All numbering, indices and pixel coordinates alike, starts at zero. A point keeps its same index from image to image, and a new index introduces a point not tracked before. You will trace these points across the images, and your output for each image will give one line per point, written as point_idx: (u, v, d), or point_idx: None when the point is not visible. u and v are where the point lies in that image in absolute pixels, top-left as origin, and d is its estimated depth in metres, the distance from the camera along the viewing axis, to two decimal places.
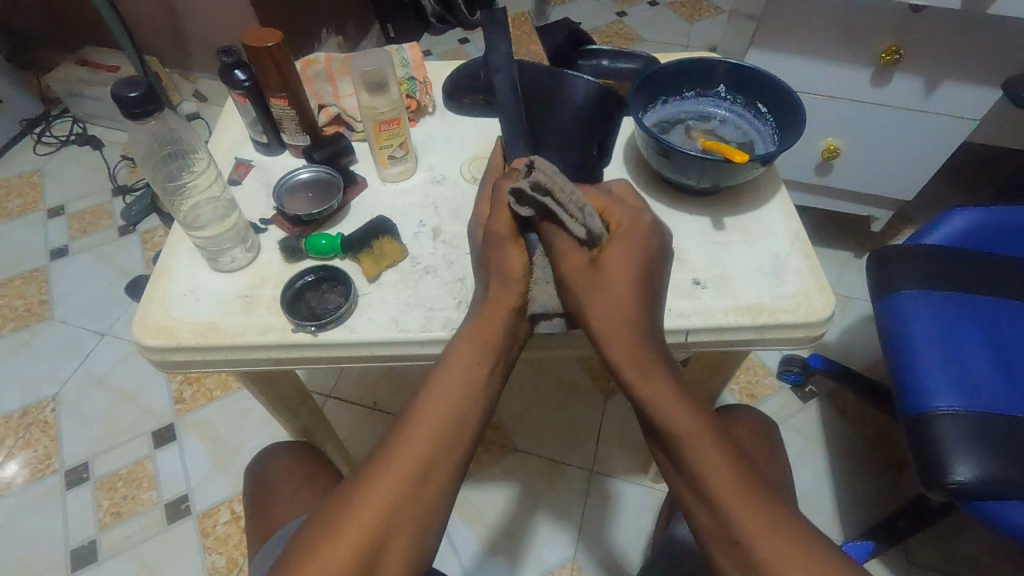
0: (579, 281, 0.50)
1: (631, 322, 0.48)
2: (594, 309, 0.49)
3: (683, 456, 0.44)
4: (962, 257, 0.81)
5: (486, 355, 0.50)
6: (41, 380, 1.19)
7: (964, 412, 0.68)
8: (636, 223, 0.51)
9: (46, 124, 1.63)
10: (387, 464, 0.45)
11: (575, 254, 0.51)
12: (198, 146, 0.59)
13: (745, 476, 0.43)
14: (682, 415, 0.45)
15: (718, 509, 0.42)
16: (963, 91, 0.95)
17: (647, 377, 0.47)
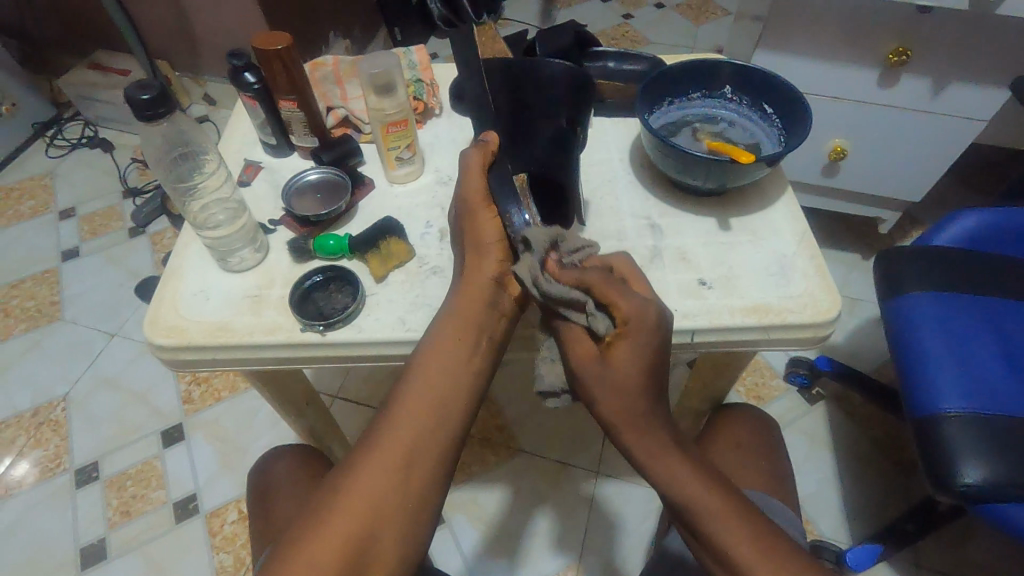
0: (586, 370, 0.48)
1: (640, 411, 0.47)
2: (604, 402, 0.47)
3: (707, 534, 0.44)
4: (971, 258, 0.80)
5: (465, 334, 0.51)
6: (52, 380, 1.21)
7: (973, 413, 0.68)
8: (646, 315, 0.47)
9: (58, 127, 1.65)
10: (373, 453, 0.45)
11: (581, 345, 0.49)
12: (208, 147, 0.59)
13: (776, 553, 0.43)
14: (703, 499, 0.44)
15: (733, 565, 0.43)
16: (971, 92, 0.95)
17: (660, 458, 0.46)
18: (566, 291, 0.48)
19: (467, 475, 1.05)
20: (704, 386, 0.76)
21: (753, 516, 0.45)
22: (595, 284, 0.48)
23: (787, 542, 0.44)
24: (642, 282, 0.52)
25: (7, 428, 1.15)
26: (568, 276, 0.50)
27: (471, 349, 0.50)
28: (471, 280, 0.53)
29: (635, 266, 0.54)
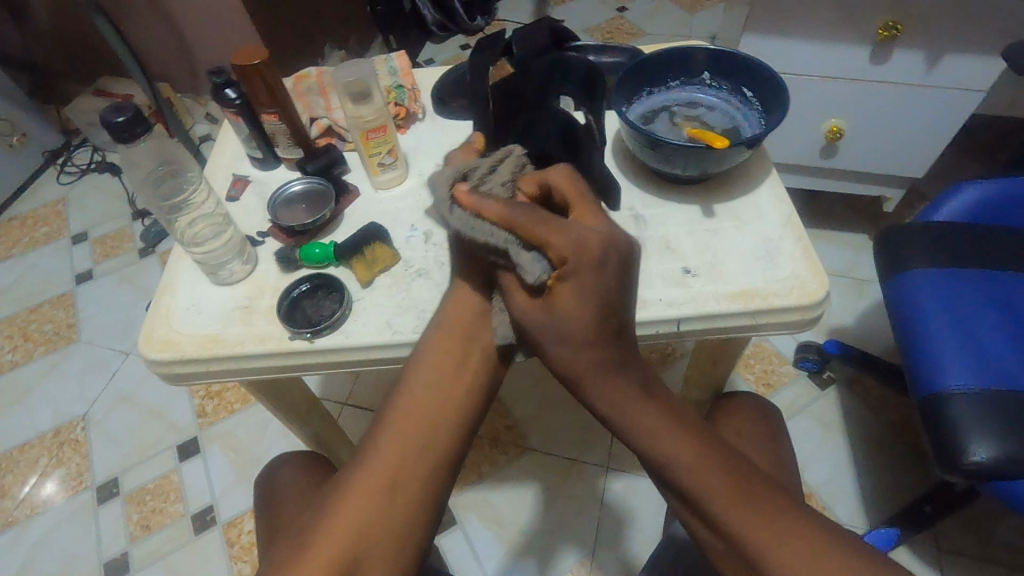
0: (537, 326, 0.48)
1: (593, 360, 0.46)
2: (559, 358, 0.48)
3: (678, 482, 0.43)
4: (972, 233, 0.78)
5: (453, 351, 0.53)
6: (71, 401, 1.24)
7: (979, 389, 0.67)
8: (584, 248, 0.45)
9: (68, 154, 1.70)
10: (364, 474, 0.46)
11: (524, 291, 0.49)
12: (192, 165, 0.61)
13: (753, 502, 0.41)
14: (672, 445, 0.44)
15: (710, 517, 0.42)
16: (964, 63, 0.93)
17: (630, 411, 0.46)
18: (483, 234, 0.49)
19: (477, 476, 1.05)
20: (704, 374, 0.76)
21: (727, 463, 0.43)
22: (521, 224, 0.47)
23: (781, 501, 0.42)
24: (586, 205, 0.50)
25: (30, 449, 1.18)
26: (485, 207, 0.49)
27: (460, 365, 0.52)
28: (461, 302, 0.55)
29: (576, 179, 0.52)
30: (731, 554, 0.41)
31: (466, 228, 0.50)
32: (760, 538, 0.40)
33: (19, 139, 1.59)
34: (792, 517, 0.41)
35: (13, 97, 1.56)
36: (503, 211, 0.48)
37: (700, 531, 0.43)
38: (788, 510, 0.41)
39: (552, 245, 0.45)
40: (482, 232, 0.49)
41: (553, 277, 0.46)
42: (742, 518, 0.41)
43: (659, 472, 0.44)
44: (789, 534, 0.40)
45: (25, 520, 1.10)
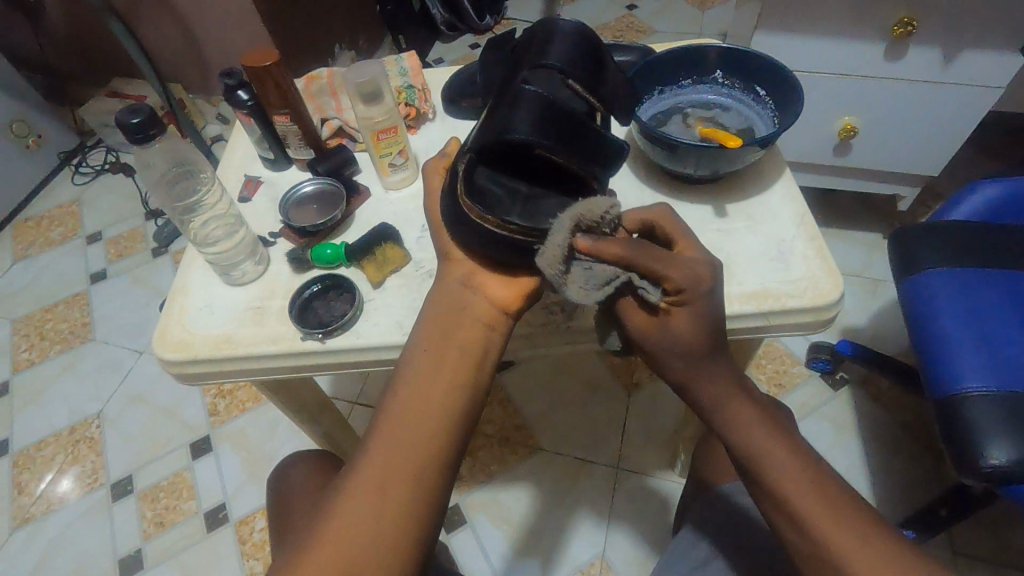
0: (648, 337, 0.49)
1: (704, 367, 0.48)
2: (671, 364, 0.48)
3: (763, 475, 0.45)
4: (990, 232, 0.77)
5: (434, 343, 0.51)
6: (86, 399, 1.25)
7: (998, 391, 0.65)
8: (699, 279, 0.46)
9: (82, 155, 1.72)
10: (352, 477, 0.45)
11: (638, 312, 0.49)
12: (203, 166, 0.61)
13: (833, 500, 0.43)
14: (762, 441, 0.46)
15: (791, 512, 0.44)
16: (983, 60, 0.91)
17: (728, 408, 0.48)
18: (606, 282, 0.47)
19: (487, 476, 1.05)
20: None
21: (819, 471, 0.45)
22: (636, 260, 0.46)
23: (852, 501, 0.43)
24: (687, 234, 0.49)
25: (46, 446, 1.20)
26: (605, 249, 0.47)
27: (442, 356, 0.50)
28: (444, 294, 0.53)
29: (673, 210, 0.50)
30: (812, 553, 0.43)
31: (582, 279, 0.48)
32: (840, 540, 0.41)
33: (34, 140, 1.61)
34: (866, 522, 0.42)
35: (29, 99, 1.57)
36: (621, 250, 0.46)
37: (784, 531, 0.44)
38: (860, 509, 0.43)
39: (671, 278, 0.45)
40: (600, 278, 0.47)
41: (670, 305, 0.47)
42: (827, 523, 0.42)
43: (752, 471, 0.46)
44: (862, 536, 0.41)
45: (42, 517, 1.12)
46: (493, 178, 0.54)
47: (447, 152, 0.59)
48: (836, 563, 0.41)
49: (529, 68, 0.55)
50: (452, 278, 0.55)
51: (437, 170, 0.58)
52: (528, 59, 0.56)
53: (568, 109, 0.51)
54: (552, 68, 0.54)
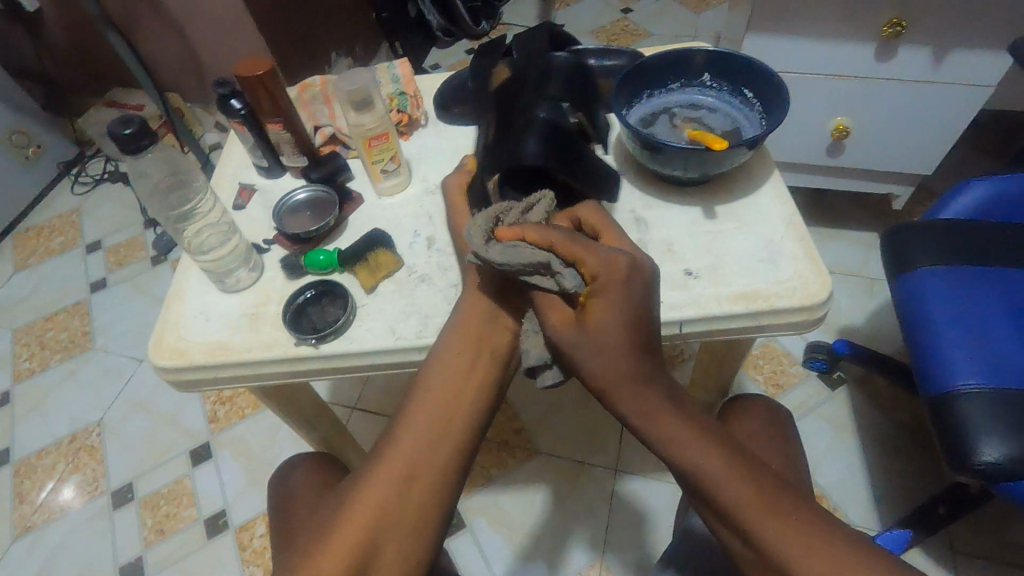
0: (569, 342, 0.47)
1: (628, 373, 0.45)
2: (592, 370, 0.46)
3: (701, 488, 0.43)
4: (980, 230, 0.78)
5: (467, 348, 0.53)
6: (86, 407, 1.26)
7: (989, 388, 0.66)
8: (616, 264, 0.47)
9: (82, 165, 1.73)
10: (378, 467, 0.47)
11: (557, 308, 0.49)
12: (195, 176, 0.62)
13: (773, 505, 0.41)
14: (697, 450, 0.43)
15: (736, 523, 0.42)
16: (972, 58, 0.92)
17: (654, 418, 0.45)
18: (524, 258, 0.49)
19: (486, 479, 1.05)
20: (711, 375, 0.76)
21: (760, 478, 0.43)
22: (559, 243, 0.49)
23: (796, 503, 0.42)
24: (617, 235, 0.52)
25: (47, 455, 1.20)
26: (528, 233, 0.50)
27: (472, 361, 0.52)
28: (474, 300, 0.56)
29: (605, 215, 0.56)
30: (762, 565, 0.41)
31: (502, 256, 0.50)
32: (794, 547, 0.39)
33: (34, 151, 1.62)
34: (813, 527, 0.40)
35: (28, 110, 1.59)
36: (543, 234, 0.50)
37: (735, 545, 0.42)
38: (805, 511, 0.41)
39: (588, 261, 0.47)
40: (523, 254, 0.49)
41: (586, 295, 0.47)
42: (777, 531, 0.40)
43: (692, 483, 0.44)
44: (812, 541, 0.39)
45: (43, 525, 1.12)
46: (514, 194, 0.59)
47: (467, 169, 0.62)
48: (790, 574, 0.39)
49: (535, 97, 0.60)
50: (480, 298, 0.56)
51: (460, 189, 0.61)
52: (528, 85, 0.61)
53: (578, 144, 0.60)
54: (556, 98, 0.61)
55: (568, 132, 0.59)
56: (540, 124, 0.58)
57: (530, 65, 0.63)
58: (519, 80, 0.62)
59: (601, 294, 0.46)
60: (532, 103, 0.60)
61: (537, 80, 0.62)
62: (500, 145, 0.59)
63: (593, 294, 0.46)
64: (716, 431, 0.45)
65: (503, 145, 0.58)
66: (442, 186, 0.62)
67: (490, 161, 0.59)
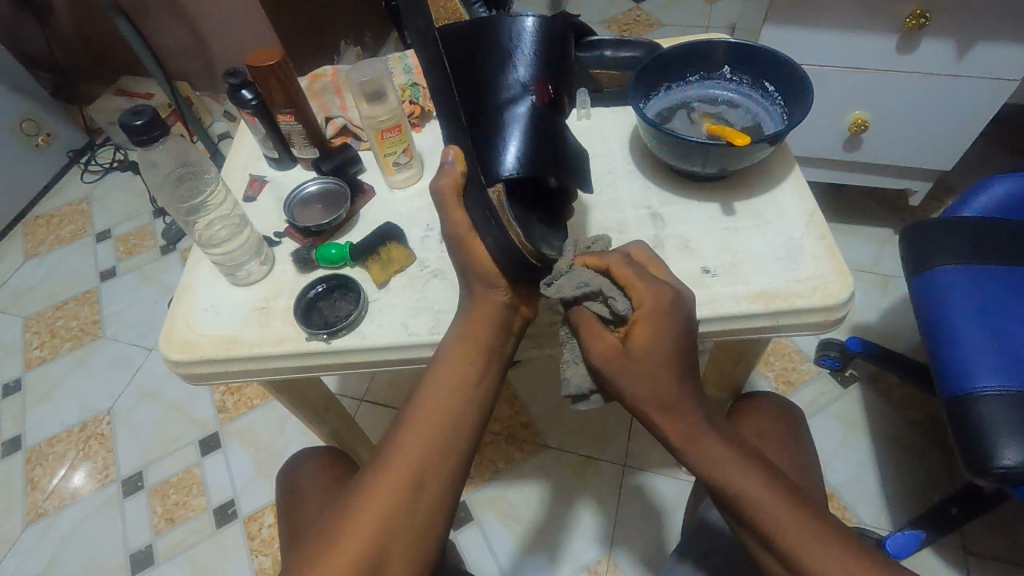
0: (612, 366, 0.47)
1: (668, 396, 0.45)
2: (636, 395, 0.46)
3: (742, 511, 0.44)
4: (1005, 226, 0.76)
5: (475, 354, 0.51)
6: (97, 395, 1.27)
7: (1012, 391, 0.64)
8: (662, 298, 0.47)
9: (91, 153, 1.73)
10: (385, 471, 0.46)
11: (605, 338, 0.47)
12: (207, 167, 0.61)
13: (813, 530, 0.42)
14: (735, 475, 0.44)
15: (775, 545, 0.42)
16: (997, 52, 0.90)
17: (694, 441, 0.45)
18: (578, 284, 0.49)
19: (493, 472, 1.05)
20: (725, 373, 0.75)
21: (796, 497, 0.44)
22: (613, 266, 0.49)
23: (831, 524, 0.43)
24: (660, 266, 0.51)
25: (58, 442, 1.21)
26: (588, 258, 0.50)
27: (478, 367, 0.50)
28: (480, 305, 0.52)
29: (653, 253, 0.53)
30: None
31: (561, 282, 0.50)
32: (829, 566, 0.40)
33: (44, 139, 1.62)
34: (844, 544, 0.41)
35: (37, 97, 1.58)
36: (600, 258, 0.50)
37: (765, 559, 0.44)
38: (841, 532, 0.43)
39: (635, 286, 0.47)
40: (581, 282, 0.49)
41: (631, 323, 0.47)
42: (816, 553, 0.41)
43: (729, 502, 0.44)
44: (848, 564, 0.40)
45: (55, 511, 1.13)
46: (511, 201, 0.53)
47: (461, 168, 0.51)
48: None
49: (505, 82, 0.53)
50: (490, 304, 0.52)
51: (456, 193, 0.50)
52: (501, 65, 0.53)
53: (561, 134, 0.55)
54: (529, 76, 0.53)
55: (553, 124, 0.54)
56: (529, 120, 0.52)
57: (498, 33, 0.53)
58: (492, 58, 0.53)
59: (643, 321, 0.46)
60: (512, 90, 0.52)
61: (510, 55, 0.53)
62: (485, 145, 0.51)
63: (639, 320, 0.46)
64: (755, 456, 0.46)
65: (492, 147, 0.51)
66: (430, 187, 0.51)
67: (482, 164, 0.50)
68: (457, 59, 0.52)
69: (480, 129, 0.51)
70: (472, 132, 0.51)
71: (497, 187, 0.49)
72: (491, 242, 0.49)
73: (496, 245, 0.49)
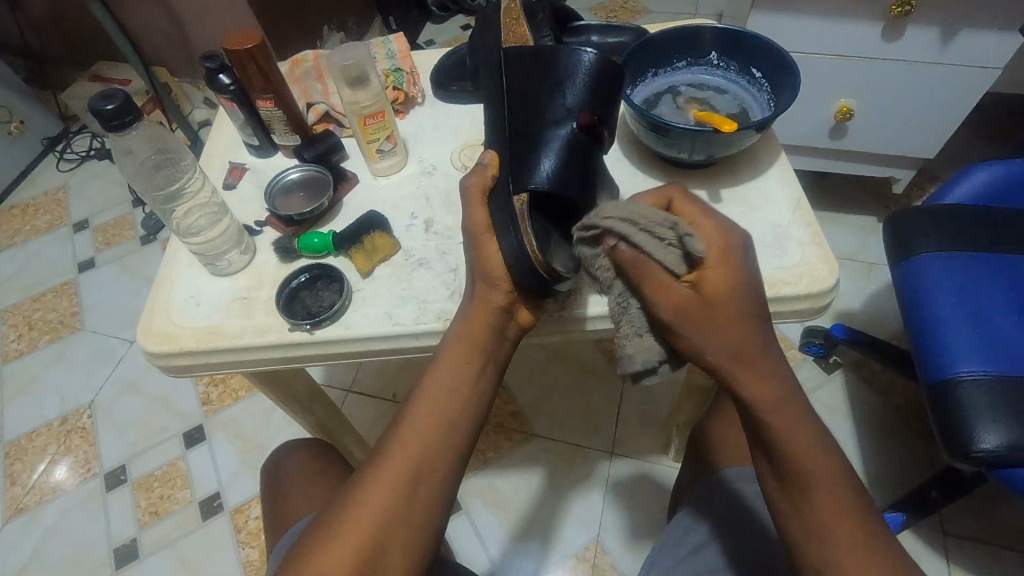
0: (689, 318, 0.43)
1: (750, 359, 0.42)
2: (717, 349, 0.43)
3: (805, 495, 0.41)
4: (986, 214, 0.77)
5: (472, 357, 0.50)
6: (77, 389, 1.24)
7: (991, 375, 0.65)
8: (733, 241, 0.45)
9: (66, 141, 1.68)
10: (383, 466, 0.45)
11: (676, 287, 0.43)
12: (182, 155, 0.59)
13: (864, 525, 0.41)
14: (812, 456, 0.41)
15: (826, 536, 0.41)
16: (981, 40, 0.90)
17: (774, 414, 0.42)
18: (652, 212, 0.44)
19: (483, 461, 1.05)
20: None
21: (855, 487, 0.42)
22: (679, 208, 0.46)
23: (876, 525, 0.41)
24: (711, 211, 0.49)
25: (38, 437, 1.19)
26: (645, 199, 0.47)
27: (475, 370, 0.50)
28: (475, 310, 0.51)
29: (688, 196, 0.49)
30: None
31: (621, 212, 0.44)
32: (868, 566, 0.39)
33: (17, 126, 1.57)
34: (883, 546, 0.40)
35: (9, 84, 1.54)
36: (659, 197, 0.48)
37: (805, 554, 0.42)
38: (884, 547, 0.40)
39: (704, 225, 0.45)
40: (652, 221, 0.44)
41: (705, 268, 0.44)
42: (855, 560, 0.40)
43: (791, 479, 0.42)
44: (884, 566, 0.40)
45: (36, 506, 1.11)
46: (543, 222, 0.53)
47: (491, 169, 0.53)
48: None
49: (551, 110, 0.54)
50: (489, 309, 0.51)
51: (481, 199, 0.52)
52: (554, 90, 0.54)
53: (596, 171, 0.55)
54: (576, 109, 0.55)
55: (589, 159, 0.54)
56: (566, 150, 0.53)
57: (554, 58, 0.55)
58: (549, 81, 0.55)
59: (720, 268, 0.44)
60: (557, 116, 0.54)
61: (563, 82, 0.55)
62: (520, 159, 0.52)
63: (719, 264, 0.44)
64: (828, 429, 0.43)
65: (525, 162, 0.52)
66: (459, 181, 0.53)
67: (515, 179, 0.51)
68: (517, 87, 0.55)
69: (519, 147, 0.53)
70: (513, 146, 0.53)
71: (523, 196, 0.50)
72: (507, 247, 0.49)
73: (511, 253, 0.49)
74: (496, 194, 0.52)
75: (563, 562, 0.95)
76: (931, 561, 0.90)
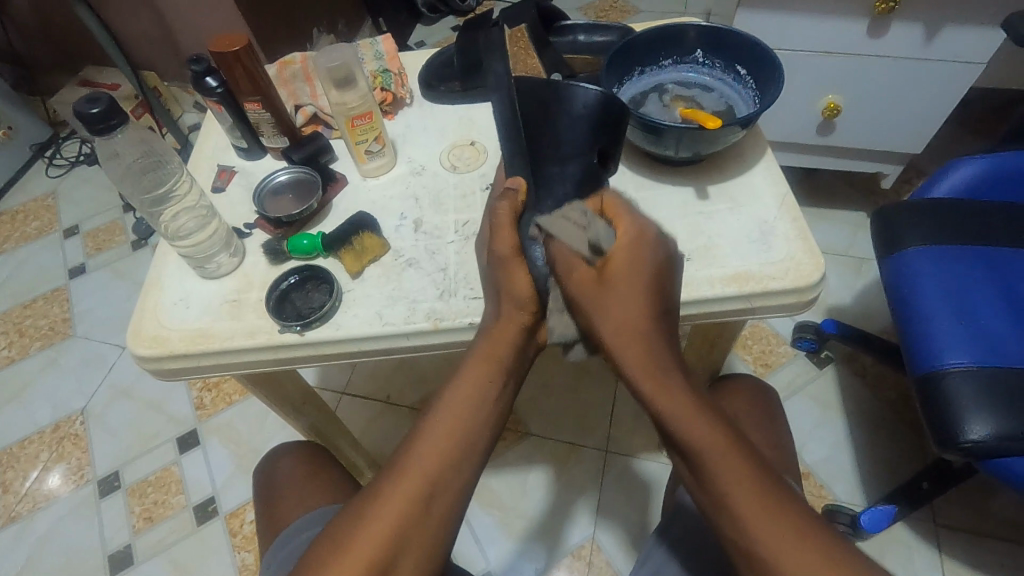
0: (587, 294, 0.48)
1: (641, 335, 0.47)
2: (606, 322, 0.47)
3: (701, 466, 0.42)
4: (972, 207, 0.78)
5: (496, 374, 0.49)
6: (69, 395, 1.23)
7: (977, 367, 0.66)
8: (642, 234, 0.50)
9: (56, 147, 1.67)
10: (397, 481, 0.45)
11: (581, 268, 0.49)
12: (168, 158, 0.59)
13: (766, 494, 0.41)
14: (699, 426, 0.43)
15: (723, 502, 0.41)
16: (965, 35, 0.91)
17: (660, 387, 0.45)
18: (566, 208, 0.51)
19: None
20: (703, 358, 0.76)
21: (757, 458, 0.43)
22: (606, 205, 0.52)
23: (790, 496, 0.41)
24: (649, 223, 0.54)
25: (30, 444, 1.18)
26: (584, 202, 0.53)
27: (498, 389, 0.49)
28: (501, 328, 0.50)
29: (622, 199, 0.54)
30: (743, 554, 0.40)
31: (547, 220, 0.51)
32: (777, 537, 0.39)
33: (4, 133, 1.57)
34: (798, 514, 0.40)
35: None
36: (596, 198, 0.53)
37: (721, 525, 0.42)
38: (799, 512, 0.40)
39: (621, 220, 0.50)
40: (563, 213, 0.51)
41: (609, 254, 0.49)
42: (760, 526, 0.40)
43: (686, 452, 0.44)
44: (797, 535, 0.39)
45: (29, 514, 1.11)
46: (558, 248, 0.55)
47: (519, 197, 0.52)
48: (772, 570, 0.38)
49: (566, 143, 0.54)
50: (510, 330, 0.50)
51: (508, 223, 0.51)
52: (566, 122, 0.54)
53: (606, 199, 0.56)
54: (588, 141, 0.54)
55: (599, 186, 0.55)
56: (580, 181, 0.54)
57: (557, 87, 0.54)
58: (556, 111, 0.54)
59: (623, 253, 0.49)
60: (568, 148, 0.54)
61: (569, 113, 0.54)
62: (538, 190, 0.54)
63: (620, 249, 0.49)
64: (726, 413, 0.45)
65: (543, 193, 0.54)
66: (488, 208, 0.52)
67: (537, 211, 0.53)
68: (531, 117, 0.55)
69: (538, 178, 0.54)
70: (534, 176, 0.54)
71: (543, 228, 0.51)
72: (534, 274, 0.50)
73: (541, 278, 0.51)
74: (525, 220, 0.52)
75: (558, 560, 0.95)
76: (922, 552, 0.90)
